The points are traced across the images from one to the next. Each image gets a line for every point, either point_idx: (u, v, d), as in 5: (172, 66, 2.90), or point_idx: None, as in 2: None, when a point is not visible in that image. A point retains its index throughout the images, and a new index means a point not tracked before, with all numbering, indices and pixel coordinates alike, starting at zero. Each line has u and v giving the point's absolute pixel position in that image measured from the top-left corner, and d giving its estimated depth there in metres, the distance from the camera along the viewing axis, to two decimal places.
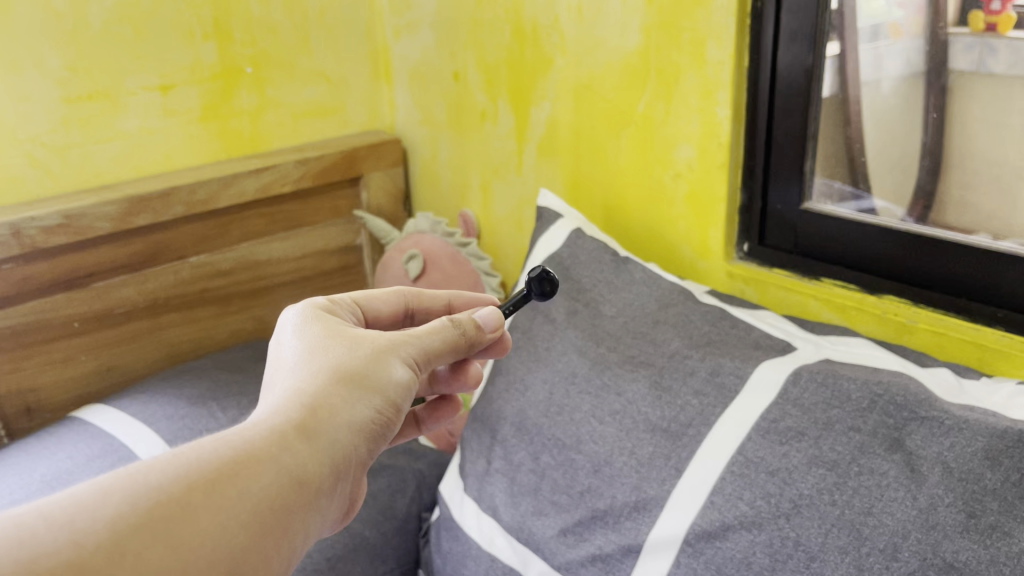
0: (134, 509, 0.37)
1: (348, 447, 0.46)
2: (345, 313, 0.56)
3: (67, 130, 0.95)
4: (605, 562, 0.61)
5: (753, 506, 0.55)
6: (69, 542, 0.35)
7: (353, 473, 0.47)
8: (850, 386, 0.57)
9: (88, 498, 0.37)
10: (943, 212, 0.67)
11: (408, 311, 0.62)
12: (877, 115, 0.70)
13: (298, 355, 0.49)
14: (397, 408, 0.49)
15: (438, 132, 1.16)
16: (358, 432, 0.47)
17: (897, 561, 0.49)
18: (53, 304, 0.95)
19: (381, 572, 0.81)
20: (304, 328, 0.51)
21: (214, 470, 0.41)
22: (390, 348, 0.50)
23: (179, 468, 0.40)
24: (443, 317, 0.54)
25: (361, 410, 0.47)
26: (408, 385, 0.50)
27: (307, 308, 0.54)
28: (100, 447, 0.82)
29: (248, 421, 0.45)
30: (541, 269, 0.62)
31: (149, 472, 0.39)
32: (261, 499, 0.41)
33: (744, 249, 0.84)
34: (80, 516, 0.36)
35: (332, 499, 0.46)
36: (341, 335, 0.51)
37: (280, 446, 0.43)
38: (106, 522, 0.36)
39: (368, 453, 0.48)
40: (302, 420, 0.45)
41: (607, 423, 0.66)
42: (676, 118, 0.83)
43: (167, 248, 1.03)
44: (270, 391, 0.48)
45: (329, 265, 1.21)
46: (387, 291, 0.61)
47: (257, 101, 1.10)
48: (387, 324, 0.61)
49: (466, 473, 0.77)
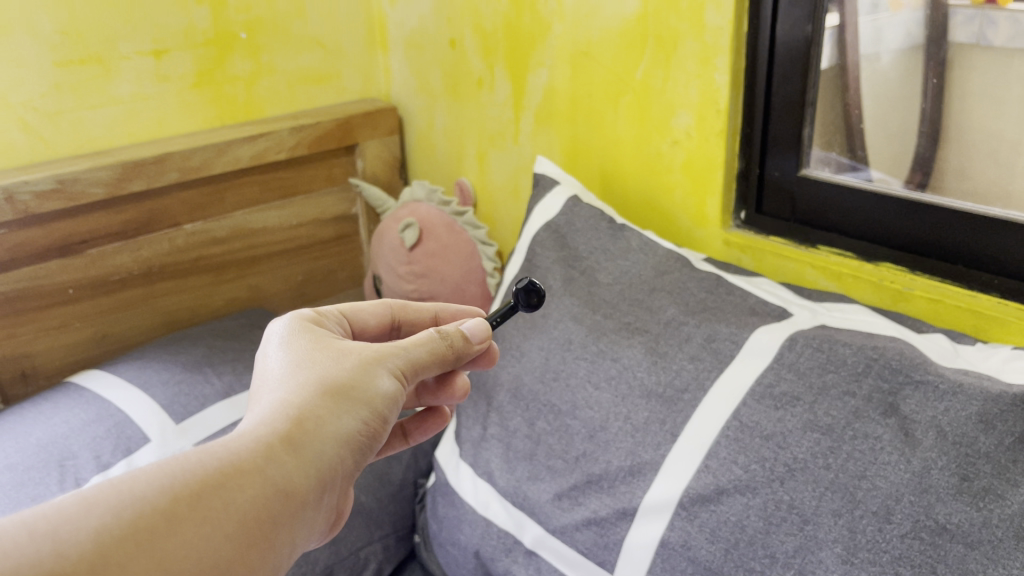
0: (119, 520, 0.37)
1: (335, 458, 0.46)
2: (332, 324, 0.56)
3: (59, 95, 0.94)
4: (599, 526, 0.62)
5: (747, 469, 0.55)
6: (52, 552, 0.35)
7: (341, 484, 0.47)
8: (845, 352, 0.57)
9: (72, 510, 0.37)
10: (942, 181, 0.67)
11: (393, 322, 0.62)
12: (876, 85, 0.70)
13: (285, 366, 0.49)
14: (384, 419, 0.49)
15: (435, 101, 1.15)
16: (344, 444, 0.47)
17: (890, 523, 0.49)
18: (48, 270, 0.95)
19: (377, 537, 0.82)
20: (291, 341, 0.51)
21: (199, 482, 0.41)
22: (377, 359, 0.50)
23: (164, 478, 0.40)
24: (430, 329, 0.54)
25: (348, 422, 0.47)
26: (395, 398, 0.50)
27: (294, 319, 0.54)
28: (95, 412, 0.82)
29: (235, 432, 0.45)
30: (528, 281, 0.62)
31: (133, 481, 0.39)
32: (247, 511, 0.41)
33: (741, 217, 0.83)
34: (64, 526, 0.36)
35: (318, 510, 0.46)
36: (328, 348, 0.51)
37: (266, 457, 0.43)
38: (90, 533, 0.36)
39: (355, 464, 0.48)
40: (289, 432, 0.45)
41: (603, 388, 0.66)
42: (674, 85, 0.82)
43: (161, 216, 1.03)
44: (257, 400, 0.48)
45: (324, 235, 1.21)
46: (373, 302, 0.61)
47: (252, 68, 1.09)
48: (374, 336, 0.61)
49: (462, 440, 0.78)
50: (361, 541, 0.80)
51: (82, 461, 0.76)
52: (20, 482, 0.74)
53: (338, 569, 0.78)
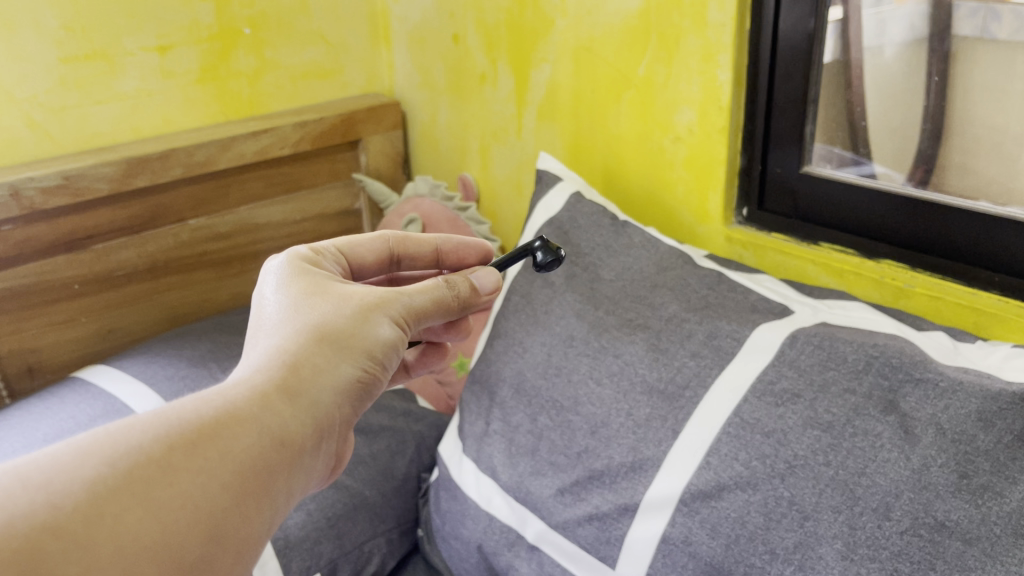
0: (113, 470, 0.38)
1: (330, 406, 0.47)
2: (328, 262, 0.56)
3: (64, 91, 0.95)
4: (602, 522, 0.62)
5: (748, 466, 0.56)
6: (46, 503, 0.35)
7: (335, 432, 0.48)
8: (846, 349, 0.58)
9: (66, 461, 0.37)
10: (944, 177, 0.67)
11: (392, 257, 0.62)
12: (880, 80, 0.70)
13: (281, 310, 0.49)
14: (380, 366, 0.50)
15: (438, 95, 1.16)
16: (339, 392, 0.47)
17: (889, 520, 0.49)
18: (53, 265, 0.95)
19: (381, 531, 0.82)
20: (286, 283, 0.51)
21: (194, 430, 0.41)
22: (379, 305, 0.51)
23: (159, 428, 0.40)
24: (437, 278, 0.55)
25: (344, 370, 0.48)
26: (394, 344, 0.51)
27: (290, 259, 0.53)
28: (101, 408, 0.83)
29: (230, 380, 0.45)
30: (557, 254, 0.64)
31: (129, 432, 0.40)
32: (243, 459, 0.42)
33: (743, 214, 0.84)
34: (57, 477, 0.36)
35: (315, 457, 0.47)
36: (325, 290, 0.51)
37: (261, 406, 0.44)
38: (84, 483, 0.37)
39: (349, 412, 0.49)
40: (284, 380, 0.45)
41: (604, 384, 0.67)
42: (676, 81, 0.82)
43: (166, 211, 1.03)
44: (252, 345, 0.48)
45: (328, 229, 1.22)
46: (370, 237, 0.61)
47: (256, 63, 1.09)
48: (373, 270, 0.61)
49: (465, 434, 0.78)
50: (365, 535, 0.80)
51: None
52: None
53: (342, 563, 0.78)
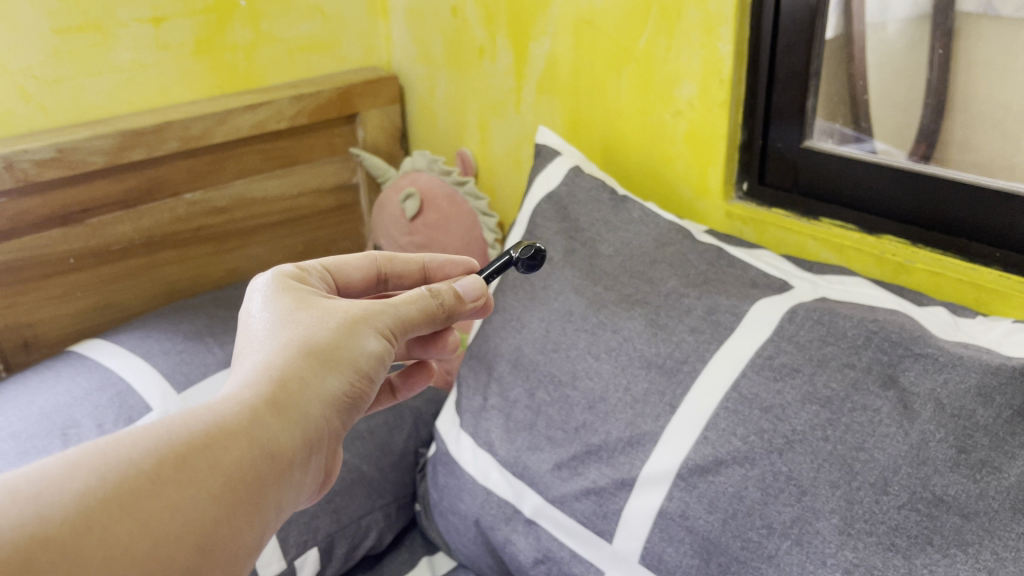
0: (103, 482, 0.37)
1: (320, 420, 0.47)
2: (314, 279, 0.56)
3: (58, 62, 0.94)
4: (599, 496, 0.62)
5: (746, 441, 0.56)
6: (35, 515, 0.35)
7: (324, 446, 0.48)
8: (846, 324, 0.57)
9: (56, 473, 0.37)
10: (947, 152, 0.67)
11: (379, 275, 0.61)
12: (882, 56, 0.69)
13: (268, 326, 0.49)
14: (369, 379, 0.50)
15: (436, 69, 1.15)
16: (327, 405, 0.47)
17: (887, 495, 0.49)
18: (48, 239, 0.95)
19: (379, 506, 0.82)
20: (273, 298, 0.51)
21: (184, 445, 0.41)
22: (366, 318, 0.50)
23: (149, 441, 0.40)
24: (421, 287, 0.54)
25: (332, 383, 0.47)
26: (381, 357, 0.50)
27: (276, 276, 0.53)
28: (97, 381, 0.82)
29: (219, 394, 0.45)
30: (533, 248, 0.63)
31: (119, 445, 0.39)
32: (232, 472, 0.42)
33: (743, 188, 0.83)
34: (47, 490, 0.36)
35: (304, 471, 0.46)
36: (312, 306, 0.51)
37: (250, 420, 0.43)
38: (74, 496, 0.36)
39: (337, 427, 0.49)
40: (273, 394, 0.45)
41: (603, 359, 0.67)
42: (677, 54, 0.81)
43: (161, 185, 1.02)
44: (240, 361, 0.48)
45: (326, 204, 1.21)
46: (358, 256, 0.61)
47: (252, 36, 1.08)
48: (360, 290, 0.61)
49: (463, 410, 0.78)
50: (362, 510, 0.80)
51: (85, 429, 0.77)
52: (24, 450, 0.74)
53: (339, 538, 0.77)
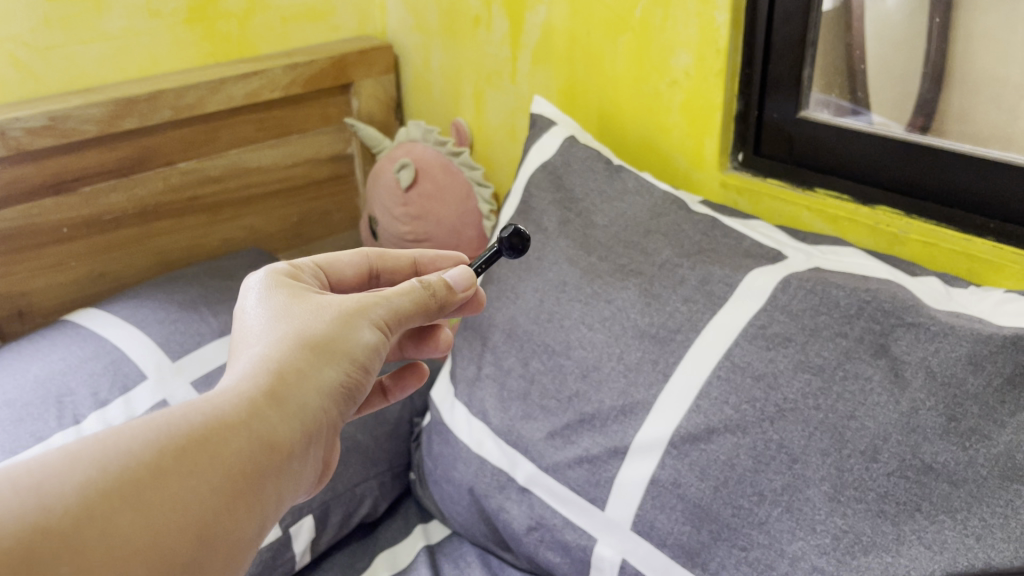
0: (104, 474, 0.37)
1: (316, 412, 0.47)
2: (307, 276, 0.56)
3: (49, 30, 0.93)
4: (592, 463, 0.63)
5: (738, 410, 0.56)
6: (37, 505, 0.35)
7: (321, 437, 0.48)
8: (839, 293, 0.57)
9: (57, 464, 0.37)
10: (944, 124, 0.67)
11: (371, 271, 0.62)
12: (881, 27, 0.69)
13: (264, 320, 0.49)
14: (364, 370, 0.50)
15: (430, 39, 1.14)
16: (324, 397, 0.47)
17: (877, 462, 0.50)
18: (42, 208, 0.94)
19: (374, 475, 0.83)
20: (268, 295, 0.51)
21: (184, 437, 0.41)
22: (361, 310, 0.50)
23: (149, 433, 0.40)
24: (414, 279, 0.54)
25: (328, 375, 0.47)
26: (377, 348, 0.50)
27: (270, 273, 0.53)
28: (92, 349, 0.83)
29: (216, 387, 0.45)
30: (514, 227, 0.62)
31: (118, 436, 0.39)
32: (232, 464, 0.42)
33: (738, 159, 0.83)
34: (48, 479, 0.36)
35: (301, 462, 0.46)
36: (307, 301, 0.50)
37: (249, 412, 0.43)
38: (75, 486, 0.36)
39: (333, 420, 0.49)
40: (270, 387, 0.45)
41: (596, 329, 0.67)
42: (673, 23, 0.81)
43: (155, 154, 1.02)
44: (236, 356, 0.47)
45: (321, 175, 1.21)
46: (349, 253, 0.61)
47: (245, 4, 1.07)
48: (352, 288, 0.61)
49: (457, 380, 0.78)
50: (358, 477, 0.81)
51: (80, 397, 0.77)
52: (19, 417, 0.74)
53: (333, 506, 0.78)
